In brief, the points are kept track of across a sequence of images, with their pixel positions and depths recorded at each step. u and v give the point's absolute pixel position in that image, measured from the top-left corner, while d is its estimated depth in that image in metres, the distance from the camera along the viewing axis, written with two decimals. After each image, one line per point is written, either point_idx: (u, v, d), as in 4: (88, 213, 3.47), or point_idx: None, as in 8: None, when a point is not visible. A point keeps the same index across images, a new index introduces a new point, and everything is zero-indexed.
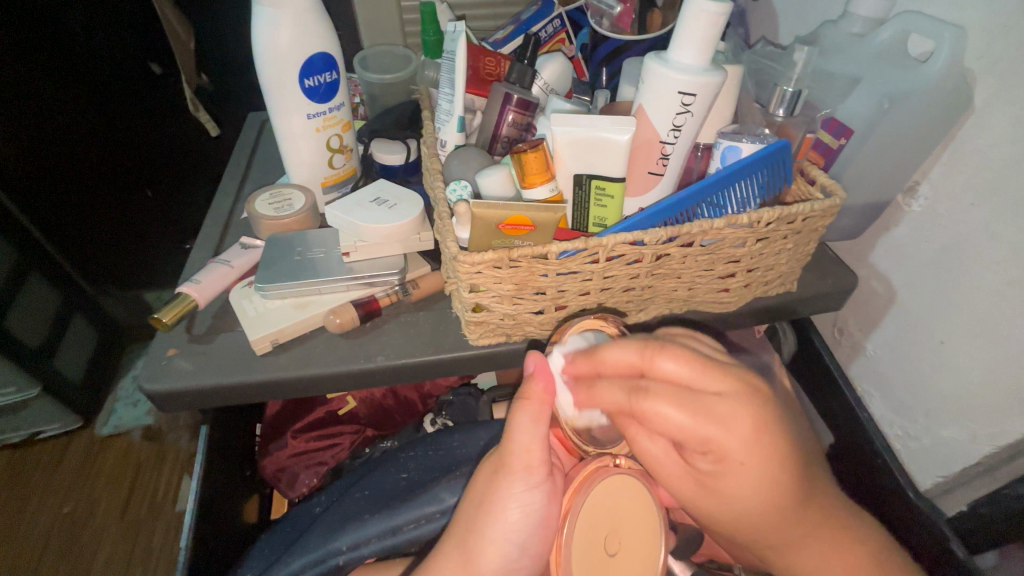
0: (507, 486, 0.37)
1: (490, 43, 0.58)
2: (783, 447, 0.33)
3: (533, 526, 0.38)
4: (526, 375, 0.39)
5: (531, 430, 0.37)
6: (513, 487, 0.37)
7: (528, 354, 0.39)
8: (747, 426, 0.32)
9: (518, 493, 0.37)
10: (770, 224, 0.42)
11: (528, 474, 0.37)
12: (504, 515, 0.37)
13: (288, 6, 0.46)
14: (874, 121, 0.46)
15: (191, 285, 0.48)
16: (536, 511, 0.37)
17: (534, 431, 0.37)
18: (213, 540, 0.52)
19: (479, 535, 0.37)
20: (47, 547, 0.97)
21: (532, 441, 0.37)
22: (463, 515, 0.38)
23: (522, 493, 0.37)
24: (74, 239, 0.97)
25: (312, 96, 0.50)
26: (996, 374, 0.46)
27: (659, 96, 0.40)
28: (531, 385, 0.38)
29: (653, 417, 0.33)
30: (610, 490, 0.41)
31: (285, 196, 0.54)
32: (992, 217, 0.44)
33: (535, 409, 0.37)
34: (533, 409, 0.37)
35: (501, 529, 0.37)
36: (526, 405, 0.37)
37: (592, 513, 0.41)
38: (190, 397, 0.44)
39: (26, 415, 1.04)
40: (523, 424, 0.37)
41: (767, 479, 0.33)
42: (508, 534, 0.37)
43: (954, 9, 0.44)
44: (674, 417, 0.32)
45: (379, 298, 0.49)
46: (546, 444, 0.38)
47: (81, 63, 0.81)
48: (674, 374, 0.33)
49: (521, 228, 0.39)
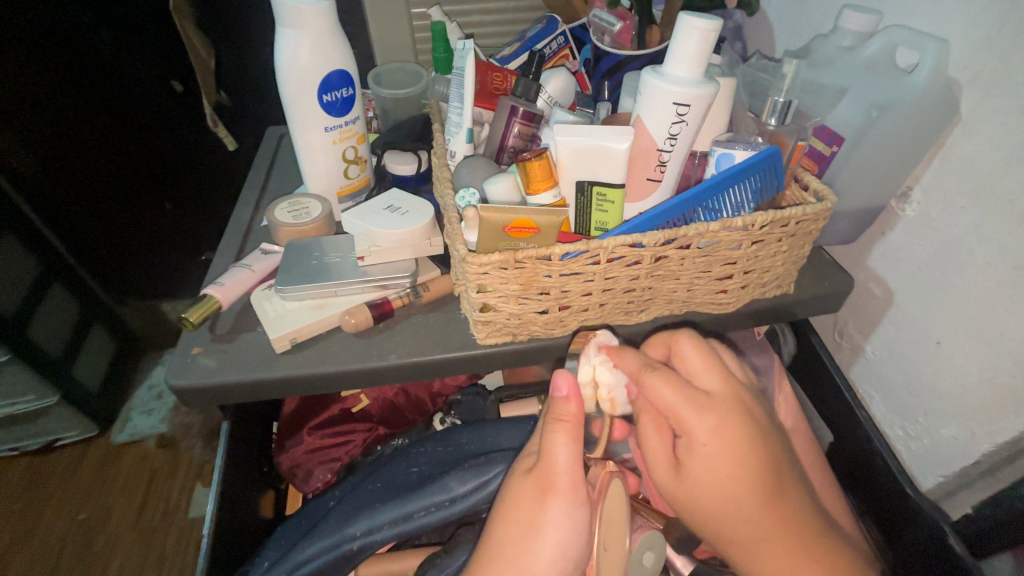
0: (553, 506, 0.38)
1: (497, 59, 0.61)
2: (750, 441, 0.38)
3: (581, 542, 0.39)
4: (558, 396, 0.40)
5: (569, 450, 0.39)
6: (558, 508, 0.39)
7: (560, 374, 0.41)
8: (717, 414, 0.39)
9: (563, 512, 0.39)
10: (765, 227, 0.44)
11: (572, 494, 0.39)
12: (553, 535, 0.38)
13: (309, 27, 0.49)
14: (864, 129, 0.48)
15: (215, 287, 0.51)
16: (579, 526, 0.39)
17: (574, 450, 0.39)
18: (231, 535, 0.54)
19: (528, 558, 0.38)
20: (63, 553, 0.99)
21: (572, 461, 0.39)
22: (507, 540, 0.39)
23: (567, 512, 0.39)
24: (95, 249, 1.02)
25: (329, 110, 0.53)
26: (992, 372, 0.47)
27: (655, 107, 0.43)
28: (565, 407, 0.40)
29: (648, 390, 0.40)
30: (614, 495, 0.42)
31: (302, 205, 0.57)
32: (982, 220, 0.45)
33: (575, 428, 0.40)
34: (570, 429, 0.39)
35: (552, 548, 0.38)
36: (567, 426, 0.39)
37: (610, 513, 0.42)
38: (214, 392, 0.46)
39: (45, 423, 1.07)
40: (562, 445, 0.39)
41: (728, 471, 0.38)
42: (557, 552, 0.38)
43: (938, 23, 0.46)
44: (667, 395, 0.39)
45: (392, 300, 0.51)
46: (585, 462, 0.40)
47: (103, 81, 0.85)
48: (688, 355, 0.41)
49: (526, 231, 0.42)
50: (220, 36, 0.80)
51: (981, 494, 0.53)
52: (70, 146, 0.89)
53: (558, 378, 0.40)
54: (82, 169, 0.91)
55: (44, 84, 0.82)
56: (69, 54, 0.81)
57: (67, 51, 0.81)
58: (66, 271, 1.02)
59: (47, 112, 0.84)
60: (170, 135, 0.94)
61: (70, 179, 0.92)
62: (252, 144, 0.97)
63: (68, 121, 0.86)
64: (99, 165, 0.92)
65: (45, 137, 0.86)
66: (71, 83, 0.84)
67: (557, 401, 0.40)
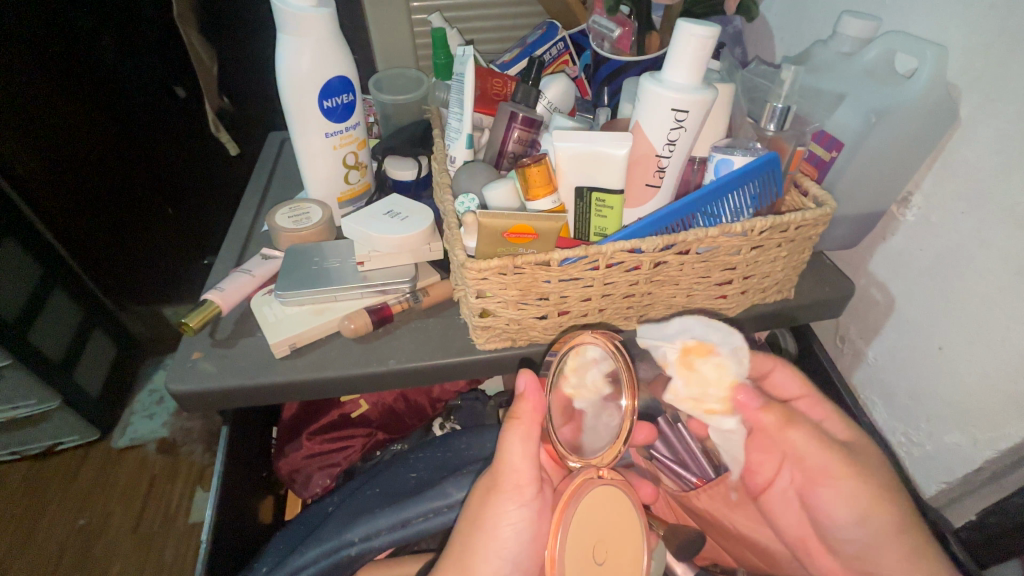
0: (497, 505, 0.40)
1: (497, 65, 0.62)
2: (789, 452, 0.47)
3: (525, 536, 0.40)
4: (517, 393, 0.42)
5: (520, 449, 0.41)
6: (506, 505, 0.40)
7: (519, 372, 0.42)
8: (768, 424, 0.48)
9: (510, 510, 0.40)
10: (764, 232, 0.44)
11: (517, 492, 0.40)
12: (498, 533, 0.40)
13: (310, 34, 0.49)
14: (862, 135, 0.48)
15: (215, 292, 0.51)
16: (524, 528, 0.41)
17: (525, 448, 0.41)
18: (230, 539, 0.54)
19: (476, 557, 0.39)
20: (62, 559, 0.99)
21: (523, 461, 0.40)
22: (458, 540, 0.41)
23: (512, 509, 0.40)
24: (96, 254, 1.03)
25: (329, 116, 0.54)
26: (994, 378, 0.47)
27: (654, 114, 0.43)
28: (521, 405, 0.42)
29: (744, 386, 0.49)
30: (591, 503, 0.41)
31: (303, 210, 0.57)
32: (983, 226, 0.45)
33: (525, 426, 0.41)
34: (522, 428, 0.41)
35: (493, 547, 0.40)
36: (517, 423, 0.41)
37: (583, 525, 0.41)
38: (213, 397, 0.46)
39: (46, 427, 1.07)
40: (514, 442, 0.41)
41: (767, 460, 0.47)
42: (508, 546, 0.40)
43: (937, 29, 0.46)
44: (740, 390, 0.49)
45: (391, 305, 0.51)
46: (534, 463, 0.41)
47: (106, 85, 0.86)
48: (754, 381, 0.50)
49: (524, 236, 0.42)
50: (224, 41, 0.81)
51: (985, 501, 0.53)
52: (73, 149, 0.90)
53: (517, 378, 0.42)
54: (85, 172, 0.93)
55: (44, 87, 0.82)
56: (71, 59, 0.82)
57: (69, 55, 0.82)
58: (66, 274, 1.03)
59: (47, 115, 0.84)
60: (175, 141, 0.94)
61: (71, 183, 0.93)
62: (254, 149, 0.97)
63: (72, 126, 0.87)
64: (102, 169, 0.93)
65: (48, 140, 0.87)
66: (72, 88, 0.84)
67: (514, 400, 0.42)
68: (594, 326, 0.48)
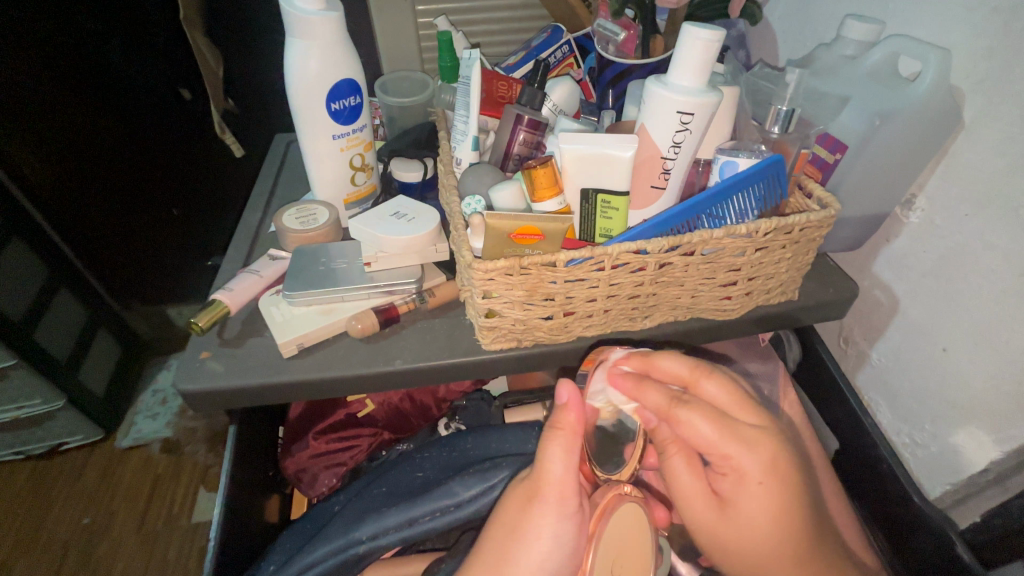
0: (539, 515, 0.39)
1: (502, 68, 0.62)
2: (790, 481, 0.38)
3: (566, 550, 0.39)
4: (559, 404, 0.41)
5: (563, 459, 0.40)
6: (545, 517, 0.39)
7: (561, 383, 0.41)
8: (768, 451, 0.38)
9: (550, 523, 0.39)
10: (768, 234, 0.44)
11: (561, 502, 0.40)
12: (538, 544, 0.39)
13: (319, 37, 0.50)
14: (867, 137, 0.48)
15: (223, 292, 0.51)
16: (566, 539, 0.39)
17: (566, 460, 0.40)
18: (238, 538, 0.54)
19: (511, 564, 0.39)
20: (66, 558, 0.99)
21: (565, 472, 0.40)
22: (491, 550, 0.40)
23: (553, 521, 0.39)
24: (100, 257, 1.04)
25: (337, 118, 0.54)
26: (998, 379, 0.47)
27: (659, 116, 0.43)
28: (564, 415, 0.41)
29: (686, 425, 0.39)
30: (621, 517, 0.43)
31: (309, 211, 0.57)
32: (986, 228, 0.45)
33: (568, 438, 0.40)
34: (565, 439, 0.40)
35: (532, 558, 0.39)
36: (560, 434, 0.40)
37: (611, 537, 0.42)
38: (221, 396, 0.47)
39: (51, 427, 1.07)
40: (555, 453, 0.40)
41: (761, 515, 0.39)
42: (539, 561, 0.39)
43: (941, 33, 0.47)
44: (707, 432, 0.38)
45: (398, 305, 0.51)
46: (578, 474, 0.40)
47: (114, 86, 0.86)
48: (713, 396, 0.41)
49: (531, 237, 0.42)
50: (231, 44, 0.82)
51: (989, 502, 0.53)
52: (80, 151, 0.89)
53: (558, 389, 0.41)
54: (91, 174, 0.92)
55: (52, 92, 0.82)
56: (79, 61, 0.82)
57: (77, 56, 0.82)
58: (69, 275, 1.03)
59: (55, 120, 0.84)
60: (182, 139, 0.96)
61: (78, 185, 0.92)
62: (259, 150, 0.98)
63: (80, 131, 0.87)
64: (107, 172, 0.94)
65: (55, 142, 0.86)
66: (81, 89, 0.84)
67: (557, 409, 0.41)
68: (599, 326, 0.48)
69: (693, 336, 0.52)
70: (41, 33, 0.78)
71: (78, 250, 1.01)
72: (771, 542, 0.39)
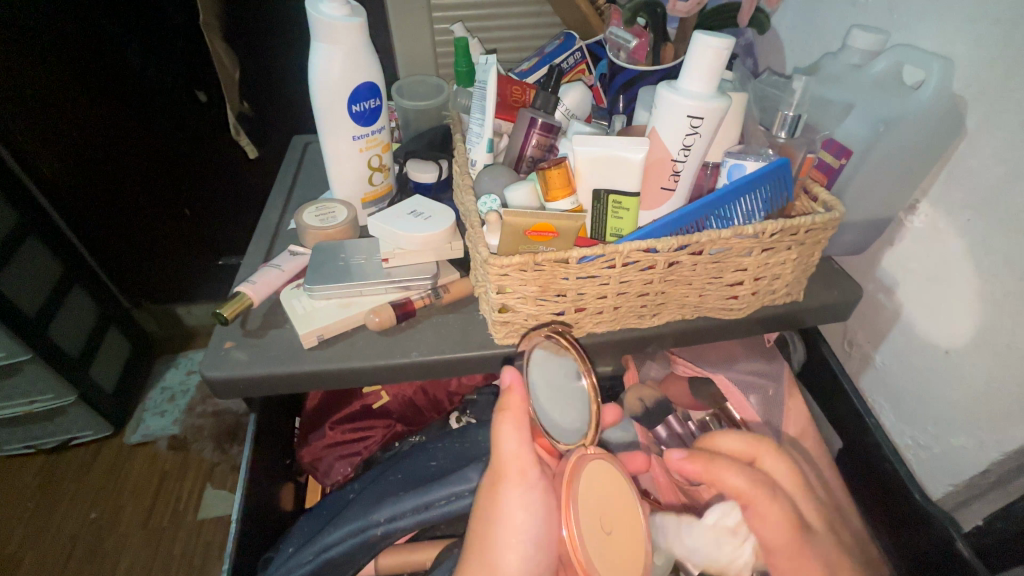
0: (505, 494, 0.42)
1: (516, 73, 0.64)
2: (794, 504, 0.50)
3: (537, 522, 0.41)
4: (504, 387, 0.45)
5: (517, 438, 0.43)
6: (511, 493, 0.42)
7: (505, 368, 0.45)
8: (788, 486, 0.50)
9: (517, 497, 0.41)
10: (774, 235, 0.46)
11: (522, 478, 0.42)
12: (510, 520, 0.41)
13: (343, 42, 0.52)
14: (870, 144, 0.50)
15: (247, 285, 0.53)
16: (536, 510, 0.41)
17: (519, 437, 0.43)
18: (255, 524, 0.56)
19: (495, 546, 0.41)
20: (74, 551, 1.01)
21: (517, 448, 0.43)
22: (477, 532, 0.42)
23: (519, 497, 0.41)
24: (108, 249, 1.08)
25: (358, 120, 0.56)
26: (1000, 381, 0.48)
27: (671, 120, 0.45)
28: (509, 397, 0.44)
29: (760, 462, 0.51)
30: (592, 477, 0.43)
31: (329, 209, 0.59)
32: (987, 233, 0.47)
33: (515, 416, 0.44)
34: (512, 417, 0.44)
35: (509, 533, 0.40)
36: (507, 414, 0.44)
37: (587, 497, 0.41)
38: (244, 384, 0.48)
39: (62, 422, 1.09)
40: (507, 432, 0.43)
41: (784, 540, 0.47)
42: (519, 541, 0.40)
43: (945, 43, 0.48)
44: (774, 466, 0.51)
45: (414, 300, 0.53)
46: (531, 449, 0.43)
47: (125, 85, 0.89)
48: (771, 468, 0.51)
49: (545, 234, 0.44)
50: (250, 49, 0.85)
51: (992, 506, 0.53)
52: (87, 147, 0.93)
53: (504, 372, 0.45)
54: (101, 171, 0.96)
55: (70, 94, 0.86)
56: (85, 58, 0.85)
57: (86, 55, 0.84)
58: (84, 274, 1.06)
59: (72, 118, 0.88)
60: (186, 139, 0.97)
61: (88, 182, 0.96)
62: (274, 152, 1.01)
63: (96, 129, 0.91)
64: (122, 170, 0.97)
65: (64, 138, 0.90)
66: (90, 87, 0.87)
67: (502, 393, 0.45)
68: (608, 323, 0.50)
69: (699, 335, 0.54)
70: (47, 36, 0.81)
71: (88, 245, 1.06)
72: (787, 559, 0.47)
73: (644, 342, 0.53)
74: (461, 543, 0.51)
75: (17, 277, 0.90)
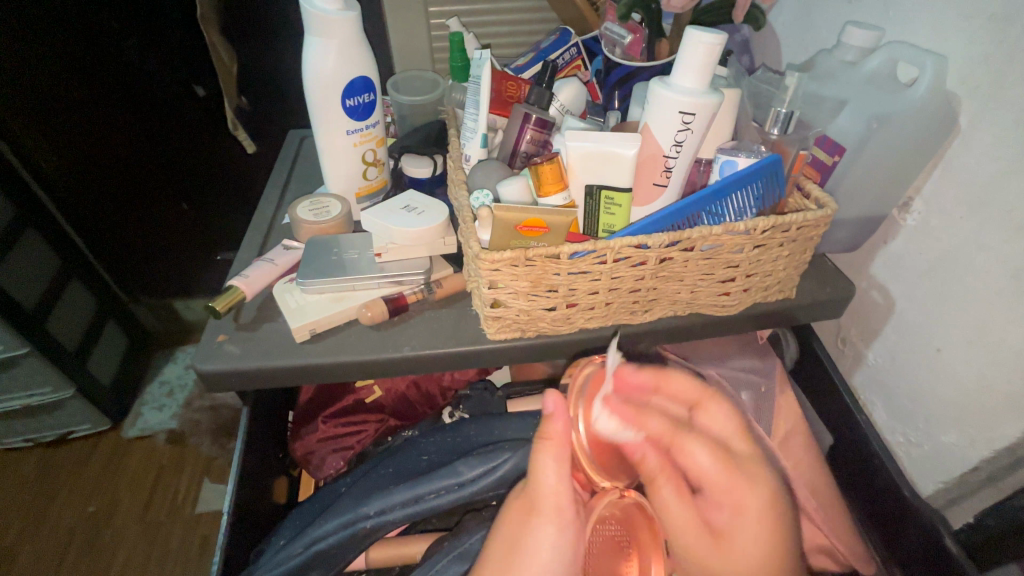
0: (538, 527, 0.41)
1: (511, 69, 0.64)
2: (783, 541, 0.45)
3: (569, 557, 0.41)
4: (545, 413, 0.43)
5: (555, 470, 0.42)
6: (540, 525, 0.41)
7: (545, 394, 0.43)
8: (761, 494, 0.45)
9: (548, 533, 0.41)
10: (766, 232, 0.46)
11: (558, 517, 0.41)
12: (537, 554, 0.41)
13: (336, 36, 0.52)
14: (864, 140, 0.50)
15: (240, 279, 0.53)
16: (566, 550, 0.41)
17: (558, 472, 0.42)
18: (248, 517, 0.56)
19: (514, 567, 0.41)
20: (70, 544, 1.01)
21: (557, 481, 0.42)
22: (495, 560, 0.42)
23: (552, 533, 0.41)
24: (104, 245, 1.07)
25: (352, 114, 0.56)
26: (990, 378, 0.48)
27: (663, 115, 0.45)
28: (552, 425, 0.42)
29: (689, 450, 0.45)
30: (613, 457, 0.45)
31: (323, 204, 0.59)
32: (980, 230, 0.47)
33: (556, 448, 0.42)
34: (553, 448, 0.42)
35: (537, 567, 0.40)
36: (547, 444, 0.42)
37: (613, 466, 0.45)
38: (237, 378, 0.49)
39: (59, 416, 1.09)
40: (547, 464, 0.42)
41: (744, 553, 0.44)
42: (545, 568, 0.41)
43: (939, 40, 0.48)
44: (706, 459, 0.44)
45: (407, 295, 0.53)
46: (569, 484, 0.42)
47: (120, 79, 0.88)
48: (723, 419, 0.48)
49: (537, 230, 0.44)
50: (247, 43, 0.84)
51: (982, 503, 0.53)
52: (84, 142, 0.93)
53: (545, 399, 0.42)
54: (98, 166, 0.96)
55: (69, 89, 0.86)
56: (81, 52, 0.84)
57: (82, 50, 0.84)
58: (81, 268, 1.07)
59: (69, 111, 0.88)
60: (184, 135, 0.97)
61: (85, 176, 0.97)
62: (271, 148, 1.00)
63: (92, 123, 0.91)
64: (119, 164, 0.97)
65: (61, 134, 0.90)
66: (87, 80, 0.87)
67: (543, 420, 0.43)
68: (600, 319, 0.50)
69: (692, 331, 0.54)
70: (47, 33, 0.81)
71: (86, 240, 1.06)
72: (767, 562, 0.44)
73: (635, 338, 0.53)
74: (451, 538, 0.51)
75: (16, 269, 0.91)
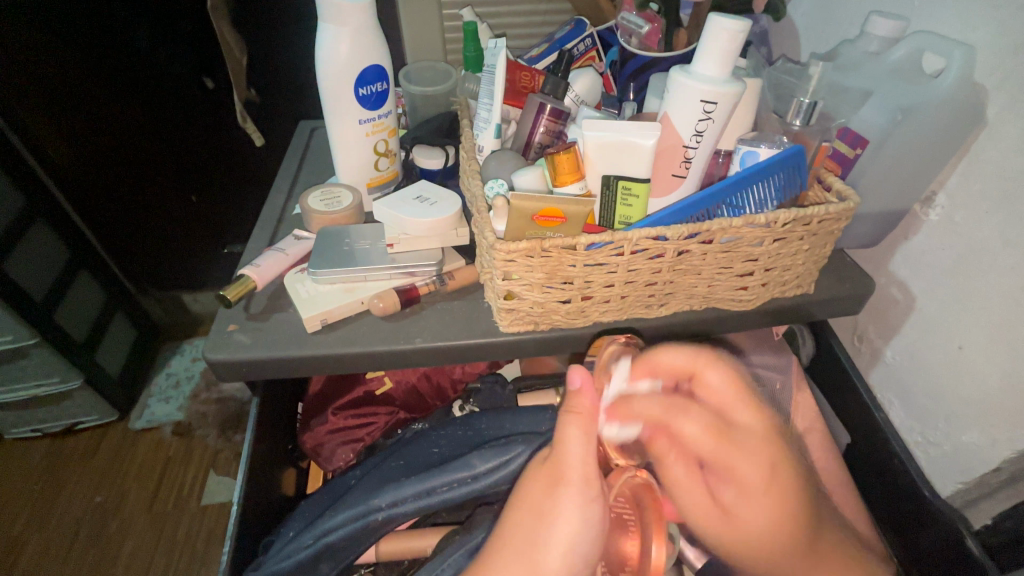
0: (562, 498, 0.38)
1: (525, 60, 0.63)
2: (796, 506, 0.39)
3: (594, 535, 0.38)
4: (570, 389, 0.41)
5: (582, 442, 0.39)
6: (569, 499, 0.38)
7: (572, 368, 0.41)
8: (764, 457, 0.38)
9: (575, 506, 0.38)
10: (787, 225, 0.45)
11: (584, 487, 0.38)
12: (559, 526, 0.37)
13: (349, 23, 0.51)
14: (888, 132, 0.48)
15: (251, 268, 0.53)
16: (594, 524, 0.38)
17: (586, 443, 0.39)
18: (257, 509, 0.56)
19: (539, 550, 0.37)
20: (78, 535, 1.02)
21: (585, 453, 0.39)
22: (520, 531, 0.39)
23: (579, 506, 0.38)
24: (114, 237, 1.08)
25: (364, 103, 0.55)
26: (1014, 377, 0.47)
27: (683, 104, 0.44)
28: (579, 401, 0.40)
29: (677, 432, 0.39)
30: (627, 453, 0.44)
31: (334, 194, 0.59)
32: (1005, 225, 0.46)
33: (584, 422, 0.39)
34: (581, 421, 0.39)
35: (561, 541, 0.37)
36: (574, 417, 0.39)
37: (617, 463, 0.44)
38: (246, 367, 0.48)
39: (67, 407, 1.10)
40: (573, 435, 0.39)
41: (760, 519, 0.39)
42: (568, 544, 0.37)
43: (966, 30, 0.47)
44: (699, 433, 0.39)
45: (419, 286, 0.53)
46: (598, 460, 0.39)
47: (129, 70, 0.88)
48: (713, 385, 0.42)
49: (553, 220, 0.43)
50: (257, 33, 0.84)
51: (1002, 504, 0.52)
52: (93, 133, 0.93)
53: (573, 374, 0.41)
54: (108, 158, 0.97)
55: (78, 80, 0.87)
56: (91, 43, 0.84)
57: (92, 40, 0.84)
58: (90, 259, 1.08)
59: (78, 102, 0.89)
60: (193, 128, 0.96)
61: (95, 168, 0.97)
62: (280, 139, 1.00)
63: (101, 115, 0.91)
64: (128, 156, 0.97)
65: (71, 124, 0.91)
66: (94, 69, 0.87)
67: (569, 395, 0.41)
68: (615, 312, 0.49)
69: (708, 326, 0.53)
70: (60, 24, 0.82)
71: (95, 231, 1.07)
72: (772, 531, 0.39)
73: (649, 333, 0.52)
74: (463, 532, 0.51)
75: (26, 259, 0.91)
